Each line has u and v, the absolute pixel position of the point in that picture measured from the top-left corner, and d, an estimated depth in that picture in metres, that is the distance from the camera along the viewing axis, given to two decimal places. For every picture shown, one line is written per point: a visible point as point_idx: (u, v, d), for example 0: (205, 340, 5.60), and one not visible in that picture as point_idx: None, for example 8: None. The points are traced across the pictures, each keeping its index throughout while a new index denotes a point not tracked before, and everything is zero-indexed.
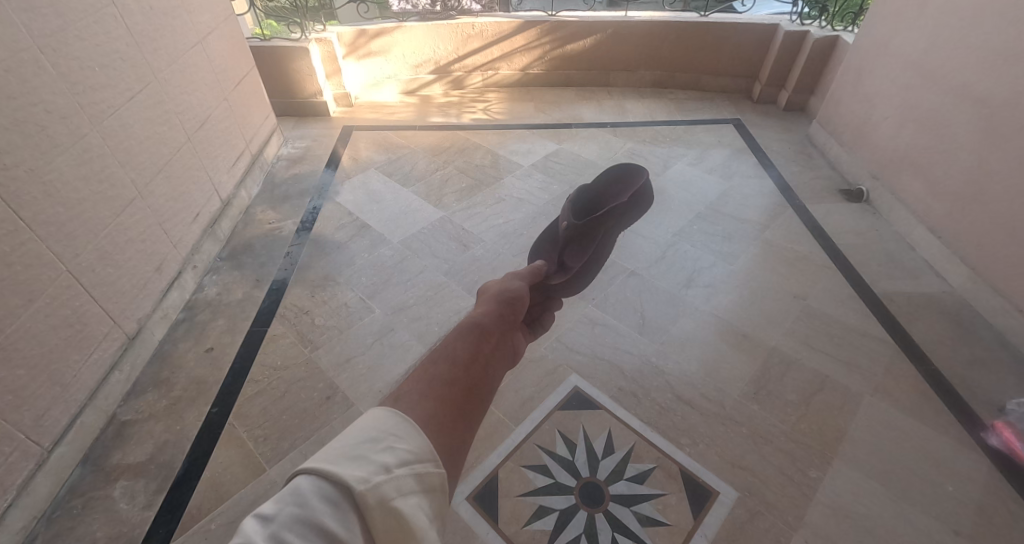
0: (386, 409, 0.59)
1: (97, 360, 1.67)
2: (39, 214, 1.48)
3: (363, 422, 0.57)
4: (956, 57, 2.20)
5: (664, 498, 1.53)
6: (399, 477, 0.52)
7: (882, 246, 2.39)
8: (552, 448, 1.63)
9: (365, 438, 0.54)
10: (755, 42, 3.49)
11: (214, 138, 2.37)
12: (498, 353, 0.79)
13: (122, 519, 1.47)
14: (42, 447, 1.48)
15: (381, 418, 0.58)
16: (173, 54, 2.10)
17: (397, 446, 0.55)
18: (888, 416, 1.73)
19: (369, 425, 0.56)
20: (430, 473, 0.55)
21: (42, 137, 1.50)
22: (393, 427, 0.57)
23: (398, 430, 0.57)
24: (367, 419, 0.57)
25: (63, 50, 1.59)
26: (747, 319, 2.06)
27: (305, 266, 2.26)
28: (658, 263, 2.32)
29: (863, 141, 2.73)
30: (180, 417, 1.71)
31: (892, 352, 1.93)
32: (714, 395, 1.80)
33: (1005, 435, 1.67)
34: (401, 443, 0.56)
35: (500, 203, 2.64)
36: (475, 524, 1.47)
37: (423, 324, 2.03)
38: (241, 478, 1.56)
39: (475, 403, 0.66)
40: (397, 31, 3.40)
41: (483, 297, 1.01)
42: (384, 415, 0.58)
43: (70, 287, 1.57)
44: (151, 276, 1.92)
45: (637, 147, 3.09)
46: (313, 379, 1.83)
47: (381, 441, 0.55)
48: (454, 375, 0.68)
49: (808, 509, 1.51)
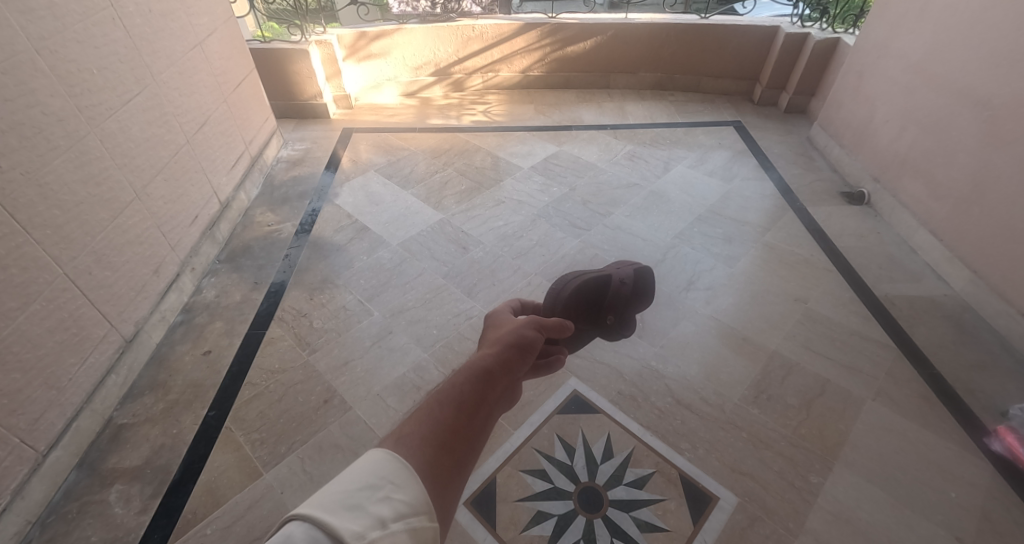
0: (385, 452, 0.58)
1: (94, 363, 1.66)
2: (35, 217, 1.47)
3: (359, 467, 0.55)
4: (958, 58, 2.19)
5: (664, 503, 1.51)
6: (395, 532, 0.51)
7: (884, 249, 2.38)
8: (550, 453, 1.62)
9: (362, 486, 0.53)
10: (755, 44, 3.48)
11: (213, 140, 2.36)
12: (501, 403, 0.74)
13: (117, 524, 1.46)
14: (37, 451, 1.47)
15: (381, 463, 0.57)
16: (173, 57, 2.10)
17: (394, 496, 0.54)
18: (889, 421, 1.72)
19: (368, 469, 0.55)
20: (424, 527, 0.54)
21: (38, 139, 1.49)
22: (390, 473, 0.56)
23: (397, 478, 0.56)
24: (367, 462, 0.56)
25: (60, 52, 1.59)
26: (748, 322, 2.05)
27: (305, 269, 2.25)
28: (658, 266, 2.30)
29: (864, 144, 2.72)
30: (176, 421, 1.70)
31: (894, 356, 1.92)
32: (715, 399, 1.78)
33: (1007, 441, 1.64)
34: (398, 492, 0.55)
35: (499, 205, 2.63)
36: (473, 530, 1.46)
37: (423, 326, 2.01)
38: (237, 482, 1.55)
39: (474, 451, 0.65)
40: (397, 34, 3.39)
41: (507, 328, 0.87)
42: (383, 461, 0.57)
43: (66, 290, 1.56)
44: (148, 279, 1.91)
45: (638, 149, 3.09)
46: (311, 382, 1.82)
47: (378, 489, 0.54)
48: (456, 423, 0.66)
49: (808, 515, 1.50)
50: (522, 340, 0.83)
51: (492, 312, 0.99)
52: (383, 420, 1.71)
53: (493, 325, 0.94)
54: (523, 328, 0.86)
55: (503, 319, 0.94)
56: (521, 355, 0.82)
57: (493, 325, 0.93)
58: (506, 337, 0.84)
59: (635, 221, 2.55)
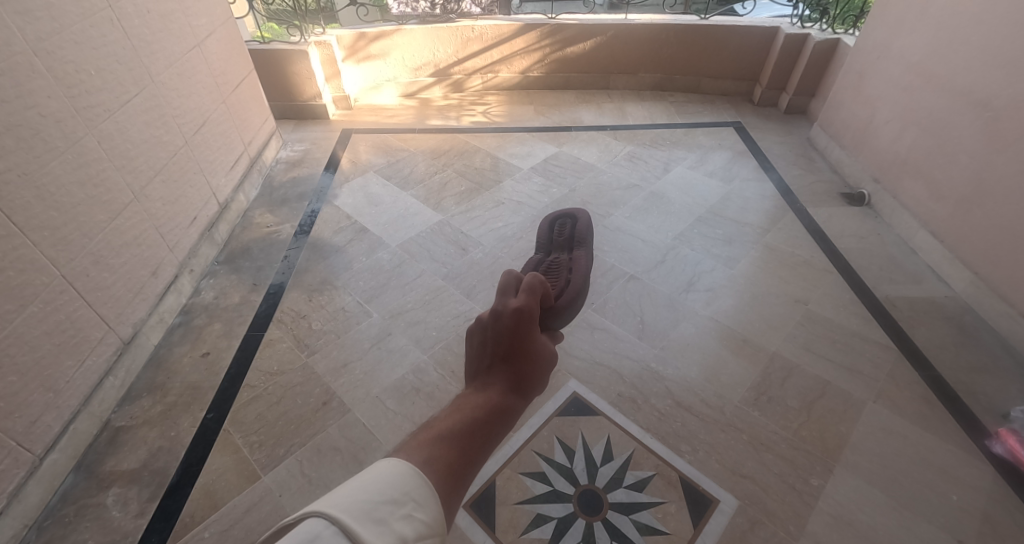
0: (411, 468, 0.57)
1: (92, 365, 1.66)
2: (32, 219, 1.46)
3: (382, 475, 0.54)
4: (960, 59, 2.18)
5: (665, 506, 1.51)
6: None
7: (884, 250, 2.37)
8: (550, 455, 1.61)
9: (386, 498, 0.52)
10: (755, 45, 3.48)
11: (212, 141, 2.36)
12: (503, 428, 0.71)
13: (114, 527, 1.46)
14: (34, 454, 1.46)
15: (404, 477, 0.55)
16: (171, 58, 2.09)
17: (414, 515, 0.53)
18: (891, 423, 1.71)
19: (391, 481, 0.54)
20: None
21: (35, 140, 1.48)
22: (413, 489, 0.55)
23: (419, 495, 0.55)
24: (391, 473, 0.54)
25: (58, 53, 1.58)
26: (748, 324, 2.04)
27: (303, 270, 2.25)
28: (658, 267, 2.29)
29: (865, 145, 2.72)
30: (174, 423, 1.70)
31: (894, 358, 1.91)
32: (715, 401, 1.78)
33: (1010, 443, 1.63)
34: (418, 511, 0.54)
35: (499, 207, 2.62)
36: (472, 533, 1.45)
37: (422, 328, 2.01)
38: (235, 485, 1.55)
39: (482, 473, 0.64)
40: (397, 35, 3.39)
41: (533, 352, 0.78)
42: (406, 475, 0.56)
43: (63, 292, 1.55)
44: (146, 281, 1.90)
45: (637, 150, 3.08)
46: (309, 384, 1.81)
47: (400, 506, 0.53)
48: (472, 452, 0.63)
49: (809, 518, 1.49)
50: (538, 376, 0.77)
51: (520, 308, 0.78)
52: (382, 423, 1.70)
53: (516, 332, 0.77)
54: (545, 359, 0.80)
55: (530, 335, 0.79)
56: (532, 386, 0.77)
57: (515, 330, 0.77)
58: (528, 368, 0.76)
59: (635, 222, 2.54)
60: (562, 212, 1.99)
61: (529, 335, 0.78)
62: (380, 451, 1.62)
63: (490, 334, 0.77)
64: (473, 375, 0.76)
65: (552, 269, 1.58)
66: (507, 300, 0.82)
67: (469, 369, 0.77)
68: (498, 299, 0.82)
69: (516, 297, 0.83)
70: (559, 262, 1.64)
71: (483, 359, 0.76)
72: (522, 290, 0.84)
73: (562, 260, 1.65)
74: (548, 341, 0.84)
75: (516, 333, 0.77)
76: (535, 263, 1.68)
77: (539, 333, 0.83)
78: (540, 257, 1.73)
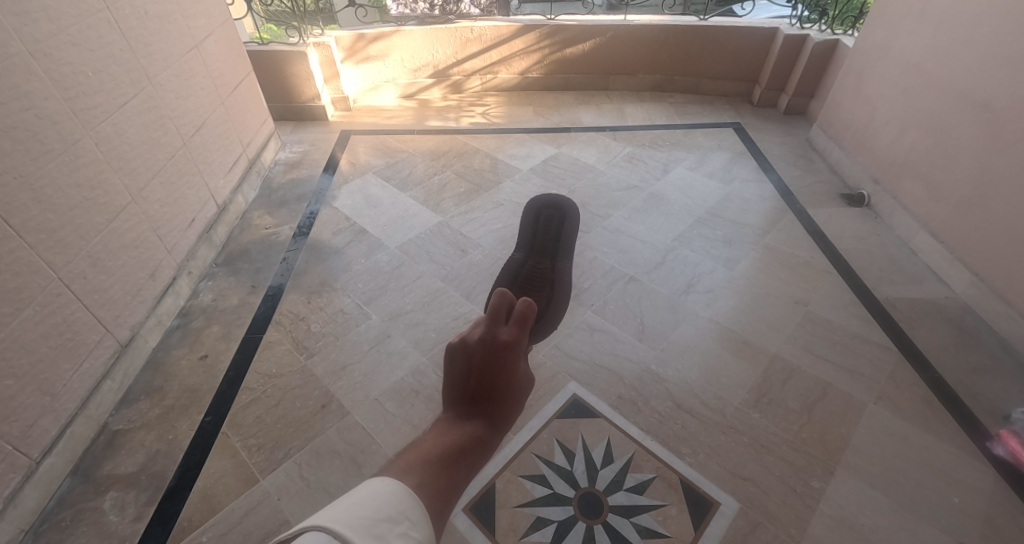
0: (400, 485, 0.58)
1: (89, 368, 1.65)
2: (28, 221, 1.45)
3: (381, 492, 0.56)
4: (959, 60, 2.18)
5: (665, 509, 1.50)
6: None
7: (884, 251, 2.37)
8: (550, 458, 1.60)
9: (384, 516, 0.54)
10: (754, 45, 3.47)
11: (210, 143, 2.35)
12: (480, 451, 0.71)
13: (111, 532, 1.45)
14: (31, 458, 1.46)
15: (398, 494, 0.57)
16: (168, 59, 2.08)
17: (410, 534, 0.54)
18: (891, 425, 1.71)
19: (388, 500, 0.56)
20: None
21: (32, 143, 1.48)
22: (408, 508, 0.56)
23: (414, 514, 0.57)
24: (386, 493, 0.56)
25: (55, 55, 1.57)
26: (748, 325, 2.03)
27: (301, 273, 2.24)
28: (658, 268, 2.29)
29: (864, 146, 2.72)
30: (173, 426, 1.69)
31: (895, 359, 1.91)
32: (715, 403, 1.77)
33: (1011, 445, 1.63)
34: (413, 530, 0.55)
35: (498, 208, 2.61)
36: (471, 536, 1.44)
37: (421, 330, 2.00)
38: (233, 489, 1.54)
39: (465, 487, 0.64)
40: (396, 35, 3.38)
41: (517, 379, 0.78)
42: (400, 491, 0.57)
43: (59, 295, 1.54)
44: (144, 283, 1.89)
45: (637, 151, 3.08)
46: (308, 387, 1.81)
47: (397, 524, 0.54)
48: (454, 475, 0.63)
49: (810, 520, 1.48)
50: (517, 401, 0.77)
51: (508, 341, 0.79)
52: (381, 426, 1.70)
53: (500, 362, 0.77)
54: (525, 386, 0.80)
55: (515, 363, 0.78)
56: (513, 410, 0.76)
57: (502, 359, 0.77)
58: (510, 396, 0.76)
59: (635, 223, 2.54)
60: (552, 197, 1.94)
61: (513, 366, 0.78)
62: (379, 454, 1.62)
63: (476, 362, 0.76)
64: (456, 399, 0.75)
65: (533, 279, 1.61)
66: (497, 330, 0.81)
67: (450, 393, 0.76)
68: (487, 326, 0.81)
69: (505, 326, 0.83)
70: (541, 270, 1.65)
71: (467, 386, 0.74)
72: (513, 319, 0.83)
73: (544, 268, 1.66)
74: (529, 369, 0.84)
75: (500, 364, 0.77)
76: (515, 265, 1.68)
77: (522, 360, 0.83)
78: (520, 256, 1.73)
